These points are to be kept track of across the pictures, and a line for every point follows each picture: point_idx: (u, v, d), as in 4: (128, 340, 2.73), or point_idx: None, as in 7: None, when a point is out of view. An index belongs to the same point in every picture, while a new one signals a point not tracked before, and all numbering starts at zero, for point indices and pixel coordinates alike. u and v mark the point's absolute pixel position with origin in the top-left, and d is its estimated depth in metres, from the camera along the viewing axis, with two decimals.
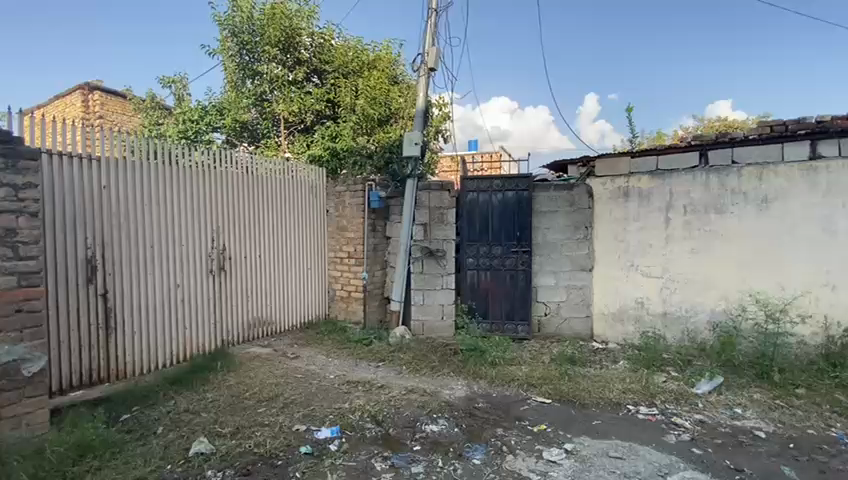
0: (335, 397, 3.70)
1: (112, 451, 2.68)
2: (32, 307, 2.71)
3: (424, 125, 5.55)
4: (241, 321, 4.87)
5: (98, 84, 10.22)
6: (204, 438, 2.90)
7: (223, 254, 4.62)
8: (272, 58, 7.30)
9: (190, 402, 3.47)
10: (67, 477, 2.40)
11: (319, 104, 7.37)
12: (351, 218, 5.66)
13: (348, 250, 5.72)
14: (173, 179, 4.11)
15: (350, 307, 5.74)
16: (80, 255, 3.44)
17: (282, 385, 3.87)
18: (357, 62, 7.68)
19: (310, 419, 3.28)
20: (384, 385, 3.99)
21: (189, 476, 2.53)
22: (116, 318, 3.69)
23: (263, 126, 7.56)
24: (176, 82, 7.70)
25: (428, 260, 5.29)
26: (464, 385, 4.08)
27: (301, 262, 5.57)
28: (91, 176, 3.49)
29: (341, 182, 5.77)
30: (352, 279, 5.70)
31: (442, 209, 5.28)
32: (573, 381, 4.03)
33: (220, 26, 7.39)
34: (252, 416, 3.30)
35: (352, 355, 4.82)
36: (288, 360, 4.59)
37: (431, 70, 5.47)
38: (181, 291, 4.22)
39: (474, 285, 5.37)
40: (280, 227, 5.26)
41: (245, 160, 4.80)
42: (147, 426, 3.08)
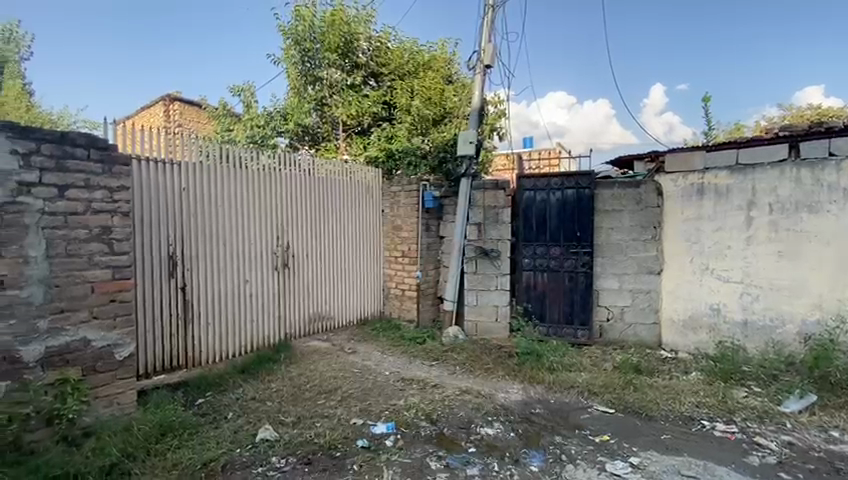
0: (391, 394, 3.75)
1: (190, 432, 2.91)
2: (124, 298, 3.00)
3: (479, 123, 5.49)
4: (303, 315, 5.10)
5: (177, 95, 11.21)
6: (269, 426, 3.06)
7: (287, 252, 4.86)
8: (332, 63, 7.58)
9: (256, 390, 3.68)
10: (152, 453, 2.64)
11: (375, 106, 7.57)
12: (406, 217, 5.73)
13: (403, 249, 5.80)
14: (243, 181, 4.39)
15: (404, 306, 5.80)
16: (164, 251, 3.77)
17: (340, 379, 4.00)
18: (413, 63, 7.86)
19: (367, 414, 3.35)
20: (438, 385, 3.99)
21: (256, 460, 2.68)
22: (193, 310, 4.01)
23: (323, 129, 7.88)
24: (244, 90, 8.22)
25: (482, 260, 5.22)
26: (519, 389, 3.97)
27: (358, 261, 5.73)
28: (173, 179, 3.81)
29: (396, 182, 5.86)
30: (406, 278, 5.76)
31: (497, 208, 5.19)
32: (639, 392, 3.78)
33: (285, 36, 7.79)
34: (312, 407, 3.44)
35: (407, 353, 4.87)
36: (346, 354, 4.73)
37: (487, 67, 5.39)
38: (249, 287, 4.49)
39: (531, 287, 5.22)
40: (339, 227, 5.45)
41: (306, 162, 5.02)
42: (219, 410, 3.31)
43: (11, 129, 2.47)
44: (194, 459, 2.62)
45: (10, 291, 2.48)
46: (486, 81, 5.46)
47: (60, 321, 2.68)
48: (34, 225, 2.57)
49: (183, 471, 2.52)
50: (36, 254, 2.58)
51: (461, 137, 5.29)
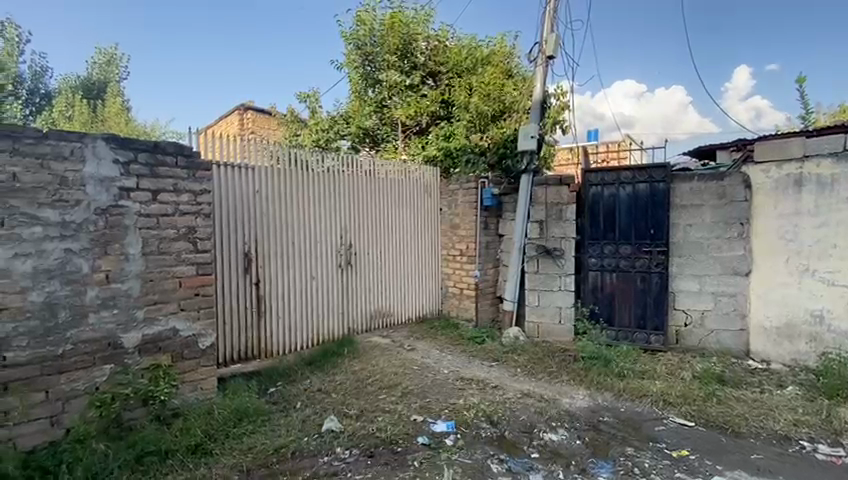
0: (450, 393, 3.74)
1: (262, 418, 3.11)
2: (206, 292, 3.26)
3: (542, 118, 5.31)
4: (364, 311, 5.25)
5: (251, 104, 12.12)
6: (334, 417, 3.19)
7: (350, 250, 5.03)
8: (391, 66, 7.74)
9: (322, 382, 3.85)
10: (230, 436, 2.86)
11: (433, 105, 7.61)
12: (465, 216, 5.68)
13: (461, 248, 5.75)
14: (309, 183, 4.61)
15: (462, 305, 5.76)
16: (240, 249, 4.07)
17: (400, 375, 4.06)
18: (471, 59, 7.73)
19: (427, 411, 3.36)
20: (498, 386, 3.91)
21: (322, 449, 2.80)
22: (266, 304, 4.28)
23: (383, 131, 8.05)
24: (310, 97, 8.64)
25: (544, 259, 5.04)
26: (586, 395, 3.77)
27: (416, 259, 5.79)
28: (248, 182, 4.09)
29: (455, 181, 5.83)
30: (465, 277, 5.71)
31: (560, 205, 4.97)
32: (723, 405, 3.43)
33: (347, 42, 8.07)
34: (374, 401, 3.52)
35: (466, 352, 4.84)
36: (405, 351, 4.79)
37: (549, 58, 5.18)
38: (315, 283, 4.71)
39: (598, 288, 4.94)
40: (398, 226, 5.53)
41: (367, 163, 5.16)
42: (289, 400, 3.50)
43: (114, 141, 2.80)
44: (267, 444, 2.79)
45: (114, 284, 2.81)
46: (548, 73, 5.26)
47: (153, 312, 2.98)
48: (132, 225, 2.88)
49: (256, 455, 2.69)
50: (134, 251, 2.89)
51: (522, 132, 5.14)
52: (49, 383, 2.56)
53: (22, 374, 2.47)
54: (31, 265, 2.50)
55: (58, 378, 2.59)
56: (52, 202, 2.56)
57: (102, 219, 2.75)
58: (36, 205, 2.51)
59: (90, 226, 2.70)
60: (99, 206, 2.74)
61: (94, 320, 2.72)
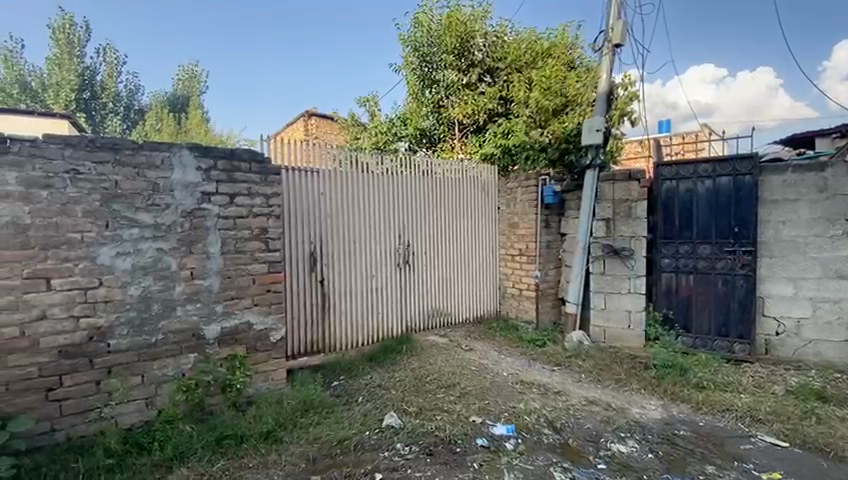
0: (510, 396, 3.66)
1: (327, 410, 3.25)
2: (277, 289, 3.46)
3: (608, 109, 5.02)
4: (422, 310, 5.29)
5: (314, 111, 12.64)
6: (394, 413, 3.25)
7: (408, 249, 5.10)
8: (449, 65, 7.74)
9: (382, 378, 3.94)
10: (298, 425, 3.02)
11: (491, 103, 7.51)
12: (524, 214, 5.53)
13: (520, 247, 5.61)
14: (369, 184, 4.74)
15: (522, 307, 5.60)
16: (306, 249, 4.28)
17: (458, 375, 4.04)
18: (531, 53, 7.54)
19: (486, 413, 3.32)
20: (561, 391, 3.76)
21: (383, 444, 2.87)
22: (329, 301, 4.47)
23: (440, 131, 8.05)
24: (369, 101, 8.86)
25: (611, 260, 4.76)
26: (658, 406, 3.51)
27: (474, 259, 5.73)
28: (314, 185, 4.29)
29: (513, 178, 5.70)
30: (524, 277, 5.55)
31: (629, 202, 4.67)
32: (824, 425, 3.03)
33: (405, 44, 8.20)
34: (433, 400, 3.54)
35: (525, 355, 4.71)
36: (463, 351, 4.77)
37: (616, 46, 4.89)
38: (375, 282, 4.83)
39: (672, 291, 4.58)
40: (456, 225, 5.52)
41: (425, 164, 5.20)
42: (351, 394, 3.62)
43: (197, 149, 3.05)
44: (331, 435, 2.91)
45: (198, 281, 3.07)
46: (615, 62, 4.97)
47: (230, 306, 3.21)
48: (213, 227, 3.13)
49: (322, 445, 2.82)
50: (214, 250, 3.14)
51: (584, 128, 4.91)
52: (144, 368, 2.86)
53: (123, 359, 2.78)
54: (130, 262, 2.81)
55: (151, 365, 2.88)
56: (147, 207, 2.87)
57: (188, 221, 3.02)
58: (134, 209, 2.82)
59: (177, 226, 2.98)
60: (185, 209, 3.01)
61: (181, 312, 3.00)
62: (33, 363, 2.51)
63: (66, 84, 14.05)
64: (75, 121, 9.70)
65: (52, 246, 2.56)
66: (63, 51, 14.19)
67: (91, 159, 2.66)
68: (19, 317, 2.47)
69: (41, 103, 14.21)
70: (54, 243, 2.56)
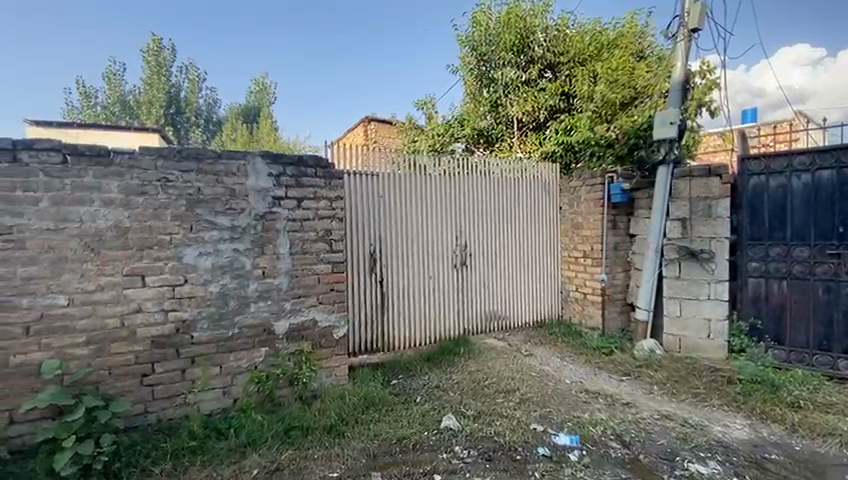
0: (573, 404, 3.49)
1: (387, 408, 3.32)
2: (340, 288, 3.59)
3: (683, 100, 4.65)
4: (480, 312, 5.22)
5: (374, 116, 12.88)
6: (452, 415, 3.23)
7: (465, 251, 5.07)
8: (507, 63, 7.63)
9: (440, 379, 3.95)
10: (359, 421, 3.12)
11: (553, 99, 7.26)
12: (588, 214, 5.28)
13: (584, 249, 5.35)
14: (428, 186, 4.78)
15: (586, 311, 5.34)
16: (367, 250, 4.41)
17: (518, 381, 3.94)
18: (595, 45, 7.30)
19: (548, 421, 3.20)
20: (630, 403, 3.53)
21: (442, 445, 2.87)
22: (388, 302, 4.56)
23: (497, 130, 7.90)
24: (426, 104, 8.90)
25: (687, 263, 4.40)
26: (744, 425, 3.17)
27: (534, 261, 5.56)
28: (374, 188, 4.42)
29: (577, 177, 5.46)
30: (589, 280, 5.29)
31: (709, 200, 4.27)
32: None
33: (462, 45, 8.13)
34: (492, 404, 3.47)
35: (590, 363, 4.49)
36: (523, 356, 4.64)
37: (693, 31, 4.51)
38: (432, 283, 4.85)
39: (760, 298, 4.13)
40: (515, 226, 5.40)
41: (483, 164, 5.14)
42: (410, 393, 3.67)
43: (268, 157, 3.25)
44: (390, 433, 2.97)
45: (269, 279, 3.27)
46: (691, 48, 4.59)
47: (298, 303, 3.39)
48: (282, 229, 3.32)
49: (382, 442, 2.89)
50: (283, 251, 3.33)
51: (655, 122, 4.60)
52: (222, 359, 3.10)
53: (204, 350, 3.04)
54: (211, 261, 3.05)
55: (228, 356, 3.11)
56: (225, 211, 3.10)
57: (260, 224, 3.23)
58: (214, 213, 3.06)
59: (251, 229, 3.20)
60: (258, 213, 3.22)
61: (254, 308, 3.21)
62: (130, 351, 2.81)
63: (156, 102, 15.73)
64: (164, 135, 10.79)
65: (146, 246, 2.85)
66: (153, 72, 15.84)
67: (178, 168, 2.93)
68: (120, 309, 2.78)
69: (137, 119, 16.00)
70: (148, 244, 2.85)
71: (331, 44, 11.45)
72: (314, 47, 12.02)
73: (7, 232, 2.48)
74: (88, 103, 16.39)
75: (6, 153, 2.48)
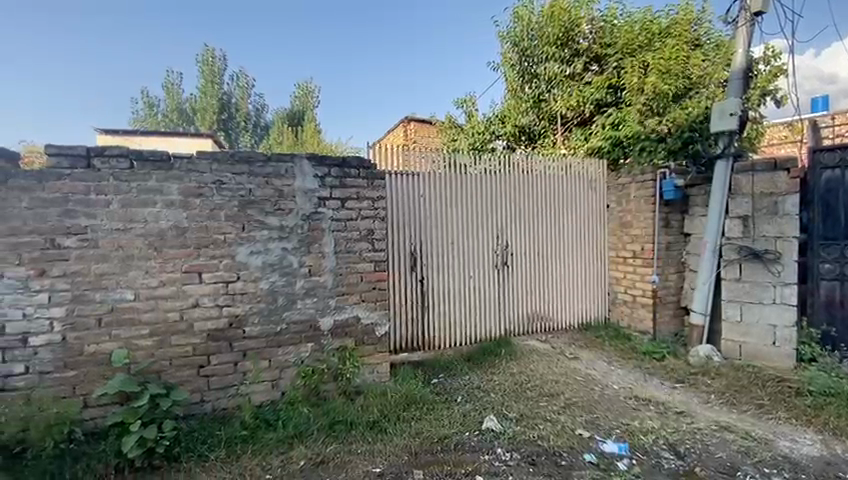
0: (622, 411, 3.35)
1: (428, 406, 3.33)
2: (382, 286, 3.64)
3: (745, 89, 4.33)
4: (522, 313, 5.12)
5: (414, 116, 12.92)
6: (494, 417, 3.19)
7: (506, 250, 4.99)
8: (551, 57, 7.40)
9: (481, 380, 3.91)
10: (401, 418, 3.15)
11: (599, 92, 6.97)
12: (638, 212, 5.03)
13: (633, 249, 5.12)
14: (468, 185, 4.74)
15: (635, 314, 5.09)
16: (407, 250, 4.45)
17: (562, 385, 3.82)
18: (645, 35, 7.00)
19: (594, 427, 3.09)
20: (684, 412, 3.33)
21: (483, 447, 2.84)
22: (429, 301, 4.58)
23: (540, 127, 7.69)
24: (466, 102, 8.84)
25: (749, 263, 4.10)
26: (816, 441, 2.91)
27: (579, 261, 5.38)
28: (414, 187, 4.45)
29: (626, 173, 5.22)
30: (638, 282, 5.05)
31: (775, 196, 3.94)
32: None
33: (503, 41, 7.98)
34: (534, 407, 3.40)
35: (640, 368, 4.28)
36: (567, 359, 4.51)
37: (756, 14, 4.19)
38: (473, 282, 4.82)
39: (835, 303, 3.77)
40: (559, 225, 5.24)
41: (525, 162, 5.03)
42: (451, 393, 3.66)
43: (314, 159, 3.35)
44: (432, 432, 2.97)
45: (315, 277, 3.37)
46: (754, 33, 4.26)
47: (341, 301, 3.47)
48: (327, 229, 3.41)
49: (423, 440, 2.90)
50: (328, 250, 3.42)
51: (713, 114, 4.32)
52: (271, 353, 3.23)
53: (255, 344, 3.18)
54: (261, 260, 3.19)
55: (276, 351, 3.24)
56: (274, 211, 3.23)
57: (306, 224, 3.34)
58: (264, 214, 3.20)
59: (298, 229, 3.31)
60: (305, 213, 3.33)
61: (301, 305, 3.32)
62: (188, 343, 2.99)
63: (210, 109, 16.74)
64: (216, 140, 11.22)
65: (202, 246, 3.02)
66: (207, 80, 16.86)
67: (231, 171, 3.09)
68: (180, 304, 2.97)
69: (193, 125, 17.09)
70: (204, 242, 3.03)
71: (369, 44, 11.76)
72: (342, 47, 12.75)
73: (83, 231, 2.72)
74: (150, 111, 17.69)
75: (82, 160, 2.72)
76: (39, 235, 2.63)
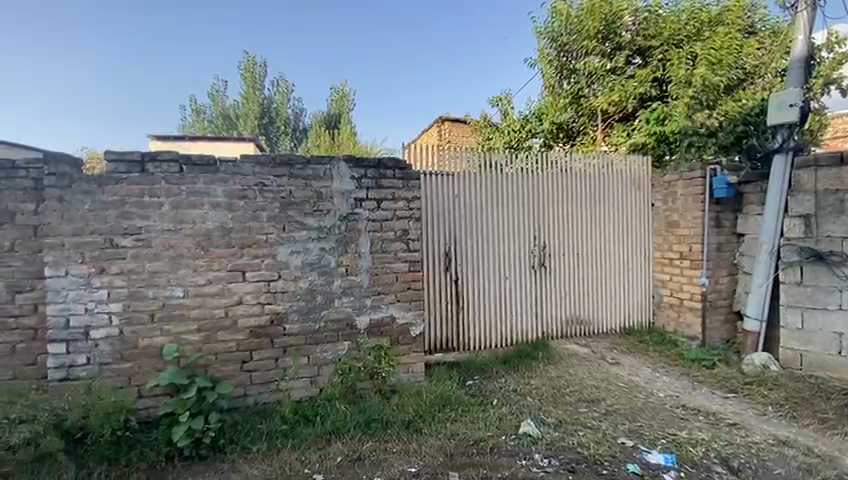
0: (668, 420, 3.19)
1: (463, 408, 3.31)
2: (417, 286, 3.64)
3: (806, 77, 4.02)
4: (560, 316, 4.98)
5: (448, 116, 12.90)
6: (531, 421, 3.13)
7: (544, 251, 4.87)
8: (591, 51, 7.16)
9: (518, 383, 3.84)
10: (436, 419, 3.15)
11: (643, 86, 6.63)
12: (685, 211, 4.77)
13: (680, 250, 4.85)
14: (503, 184, 4.67)
15: (682, 319, 4.84)
16: (442, 249, 4.44)
17: (603, 391, 3.69)
18: (693, 25, 6.70)
19: (639, 437, 2.95)
20: (738, 424, 3.13)
21: (521, 451, 2.78)
22: (464, 301, 4.55)
23: (580, 123, 7.49)
24: (501, 100, 8.72)
25: (812, 266, 3.79)
26: None
27: (621, 262, 5.17)
28: (449, 187, 4.44)
29: (672, 170, 4.96)
30: (685, 284, 4.79)
31: (841, 193, 3.60)
32: None
33: (540, 37, 7.77)
34: (574, 413, 3.29)
35: (687, 376, 4.06)
36: (608, 364, 4.35)
37: None
38: (509, 283, 4.74)
39: None
40: (599, 225, 5.06)
41: (563, 160, 4.89)
42: (487, 395, 3.61)
43: (351, 161, 3.40)
44: (467, 434, 2.95)
45: (351, 276, 3.42)
46: (816, 17, 3.95)
47: (377, 301, 3.50)
48: (364, 229, 3.46)
49: (459, 442, 2.88)
50: (364, 250, 3.46)
51: (769, 107, 4.05)
52: (310, 350, 3.31)
53: (295, 341, 3.27)
54: (301, 260, 3.28)
55: (315, 348, 3.32)
56: (312, 212, 3.31)
57: (343, 224, 3.39)
58: (303, 214, 3.28)
59: (336, 229, 3.38)
60: (341, 214, 3.39)
61: (338, 304, 3.38)
62: (233, 339, 3.12)
63: (252, 114, 17.50)
64: (259, 144, 11.71)
65: (245, 246, 3.14)
66: (250, 86, 17.62)
67: (273, 174, 3.18)
68: (225, 301, 3.10)
69: (237, 130, 17.90)
70: (247, 242, 3.14)
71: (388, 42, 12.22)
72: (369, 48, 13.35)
73: (137, 232, 2.90)
74: (198, 118, 18.68)
75: (137, 165, 2.90)
76: (100, 235, 2.83)
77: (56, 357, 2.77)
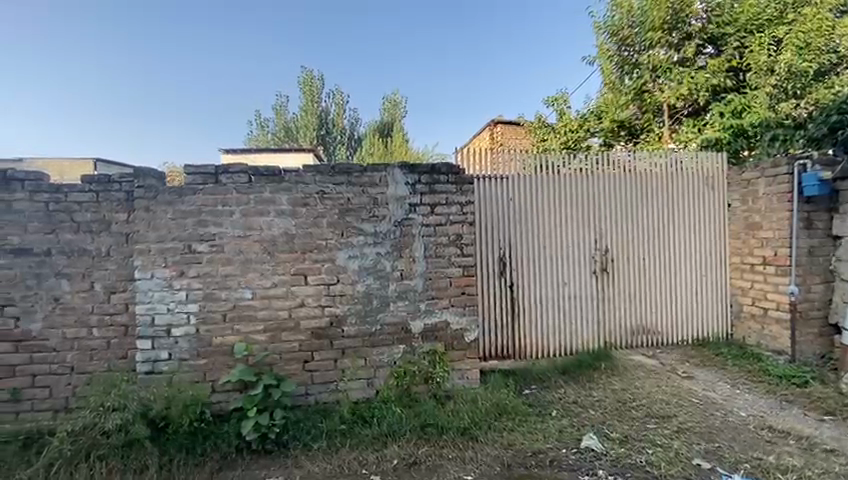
0: (752, 443, 2.89)
1: (520, 418, 3.22)
2: (471, 291, 3.59)
3: None
4: (623, 324, 4.71)
5: (500, 118, 12.76)
6: (594, 435, 2.97)
7: (605, 256, 4.64)
8: (656, 43, 6.72)
9: (578, 395, 3.67)
10: (493, 427, 3.09)
11: (717, 77, 6.19)
12: (768, 212, 4.34)
13: (762, 255, 4.41)
14: (560, 186, 4.51)
15: (767, 330, 4.38)
16: (496, 254, 4.38)
17: (674, 406, 3.42)
18: (774, 8, 6.20)
19: (717, 459, 2.70)
20: (838, 451, 2.77)
21: (583, 466, 2.65)
22: (519, 307, 4.44)
23: (644, 120, 7.12)
24: (557, 100, 8.45)
25: None
26: None
27: (692, 267, 4.79)
28: (503, 190, 4.37)
29: (752, 167, 4.53)
30: (769, 292, 4.34)
31: None
32: None
33: (599, 33, 7.45)
34: (641, 429, 3.08)
35: (773, 394, 3.66)
36: (679, 378, 4.03)
37: None
38: (567, 289, 4.56)
39: None
40: (666, 227, 4.74)
41: (625, 160, 4.63)
42: (545, 405, 3.49)
43: (405, 168, 3.46)
44: (525, 445, 2.87)
45: (406, 281, 3.47)
46: None
47: (431, 305, 3.51)
48: (418, 234, 3.49)
49: (516, 452, 2.81)
50: (419, 255, 3.49)
51: None
52: (367, 353, 3.39)
53: (353, 343, 3.36)
54: (358, 264, 3.38)
55: (371, 350, 3.39)
56: (369, 218, 3.40)
57: (399, 230, 3.45)
58: (361, 220, 3.38)
59: (391, 234, 3.44)
60: (396, 220, 3.45)
61: (394, 308, 3.44)
62: (295, 340, 3.27)
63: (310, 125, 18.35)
64: (317, 154, 12.26)
65: (307, 251, 3.29)
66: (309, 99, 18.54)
67: (332, 182, 3.31)
68: (289, 304, 3.26)
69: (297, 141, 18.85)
70: (309, 248, 3.29)
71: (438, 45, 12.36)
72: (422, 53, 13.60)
73: (212, 238, 3.14)
74: (262, 131, 19.94)
75: (211, 177, 3.14)
76: (179, 241, 3.09)
77: (144, 352, 3.06)
